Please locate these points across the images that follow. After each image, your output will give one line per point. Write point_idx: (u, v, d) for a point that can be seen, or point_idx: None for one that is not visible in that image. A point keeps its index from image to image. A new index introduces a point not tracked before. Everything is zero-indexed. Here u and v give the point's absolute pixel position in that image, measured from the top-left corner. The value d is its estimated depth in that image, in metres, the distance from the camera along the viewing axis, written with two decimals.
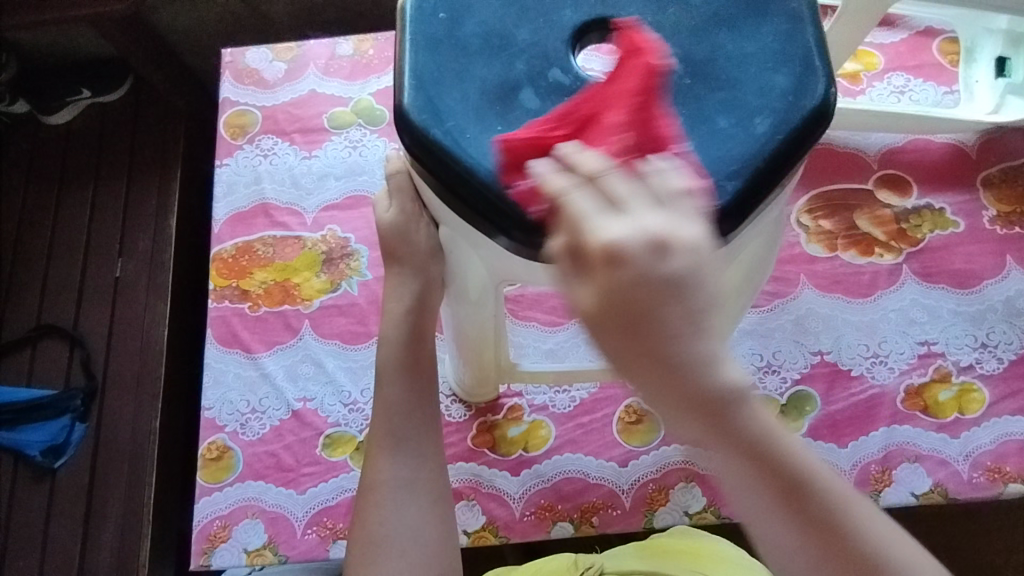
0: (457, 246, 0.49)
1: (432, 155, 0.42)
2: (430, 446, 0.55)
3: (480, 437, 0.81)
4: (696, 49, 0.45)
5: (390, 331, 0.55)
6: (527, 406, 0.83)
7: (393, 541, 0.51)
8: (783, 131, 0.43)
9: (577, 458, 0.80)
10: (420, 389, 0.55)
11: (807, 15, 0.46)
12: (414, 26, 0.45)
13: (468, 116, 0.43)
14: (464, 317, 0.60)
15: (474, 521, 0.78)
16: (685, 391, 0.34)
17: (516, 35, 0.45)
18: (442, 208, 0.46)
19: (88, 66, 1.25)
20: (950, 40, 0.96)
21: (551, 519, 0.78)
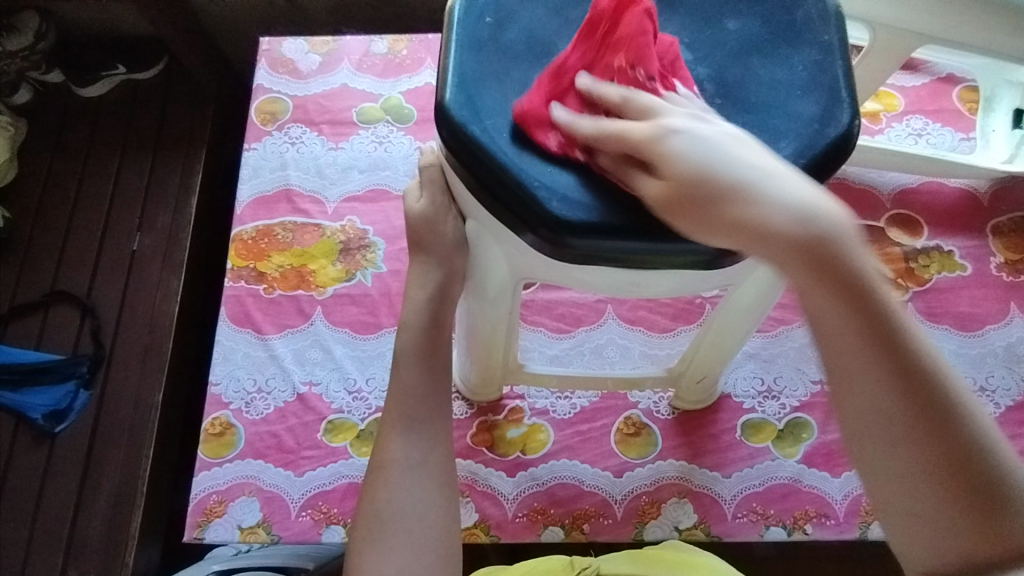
0: (482, 240, 0.51)
1: (469, 150, 0.44)
2: (442, 432, 0.56)
3: (480, 436, 0.82)
4: (729, 71, 0.47)
5: (410, 318, 0.56)
6: (528, 409, 0.84)
7: (398, 519, 0.52)
8: (806, 156, 0.44)
9: (573, 464, 0.81)
10: (433, 379, 0.57)
11: (838, 49, 0.48)
12: (460, 27, 0.47)
13: (506, 117, 0.44)
14: (479, 313, 0.61)
15: (467, 518, 0.79)
16: (761, 203, 0.38)
17: (559, 45, 0.47)
18: (472, 202, 0.47)
19: (125, 43, 1.28)
20: (970, 89, 0.98)
21: (542, 523, 0.78)
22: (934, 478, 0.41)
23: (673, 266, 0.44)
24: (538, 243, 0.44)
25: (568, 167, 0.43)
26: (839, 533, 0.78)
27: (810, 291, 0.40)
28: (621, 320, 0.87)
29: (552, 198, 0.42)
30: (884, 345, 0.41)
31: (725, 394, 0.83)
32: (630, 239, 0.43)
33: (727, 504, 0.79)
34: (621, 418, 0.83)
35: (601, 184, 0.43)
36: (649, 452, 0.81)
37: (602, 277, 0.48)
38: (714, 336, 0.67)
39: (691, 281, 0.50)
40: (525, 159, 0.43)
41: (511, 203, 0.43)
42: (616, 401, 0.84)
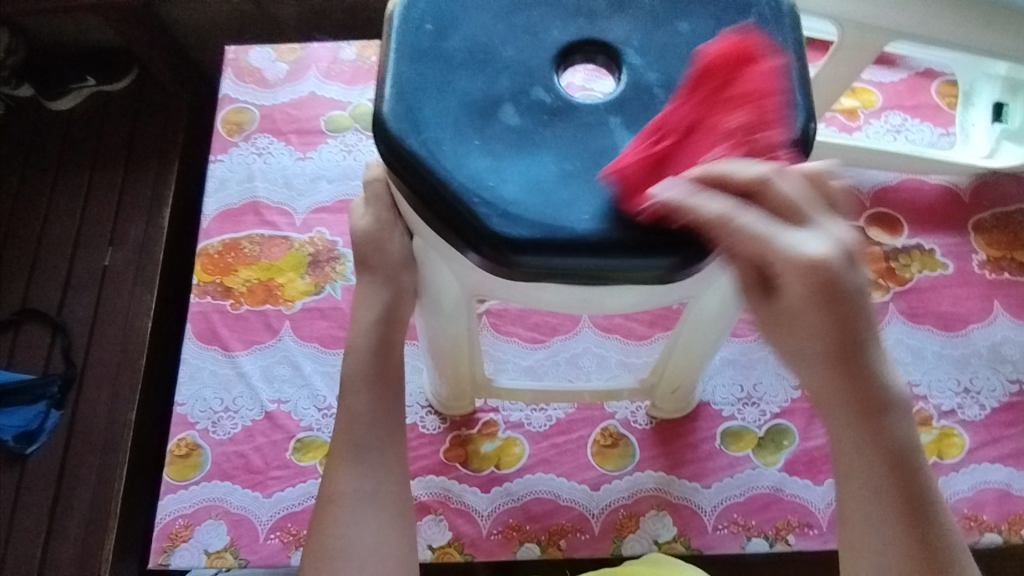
0: (429, 256, 0.50)
1: (407, 167, 0.42)
2: (395, 459, 0.55)
3: (453, 451, 0.80)
4: (679, 75, 0.45)
5: (359, 338, 0.54)
6: (503, 422, 0.82)
7: (348, 556, 0.51)
8: None
9: (549, 478, 0.79)
10: (385, 401, 0.55)
11: (791, 50, 0.46)
12: (400, 35, 0.45)
13: (447, 129, 0.43)
14: (439, 328, 0.60)
15: (440, 536, 0.77)
16: (856, 372, 0.42)
17: (503, 51, 0.45)
18: (417, 220, 0.46)
19: (94, 54, 1.26)
20: (949, 83, 0.96)
21: (517, 540, 0.76)
22: None
23: (627, 281, 0.42)
24: (483, 262, 0.42)
25: (511, 182, 0.42)
26: (823, 543, 0.76)
27: (859, 463, 0.43)
28: (597, 328, 0.84)
29: (491, 214, 0.41)
30: (918, 528, 0.43)
31: (704, 402, 0.81)
32: (575, 257, 0.41)
33: (707, 515, 0.77)
34: (598, 429, 0.81)
35: (544, 199, 0.41)
36: (627, 464, 0.79)
37: (555, 294, 0.47)
38: (684, 346, 0.65)
39: (649, 294, 0.48)
40: (464, 174, 0.42)
41: (451, 221, 0.42)
42: (592, 411, 0.82)
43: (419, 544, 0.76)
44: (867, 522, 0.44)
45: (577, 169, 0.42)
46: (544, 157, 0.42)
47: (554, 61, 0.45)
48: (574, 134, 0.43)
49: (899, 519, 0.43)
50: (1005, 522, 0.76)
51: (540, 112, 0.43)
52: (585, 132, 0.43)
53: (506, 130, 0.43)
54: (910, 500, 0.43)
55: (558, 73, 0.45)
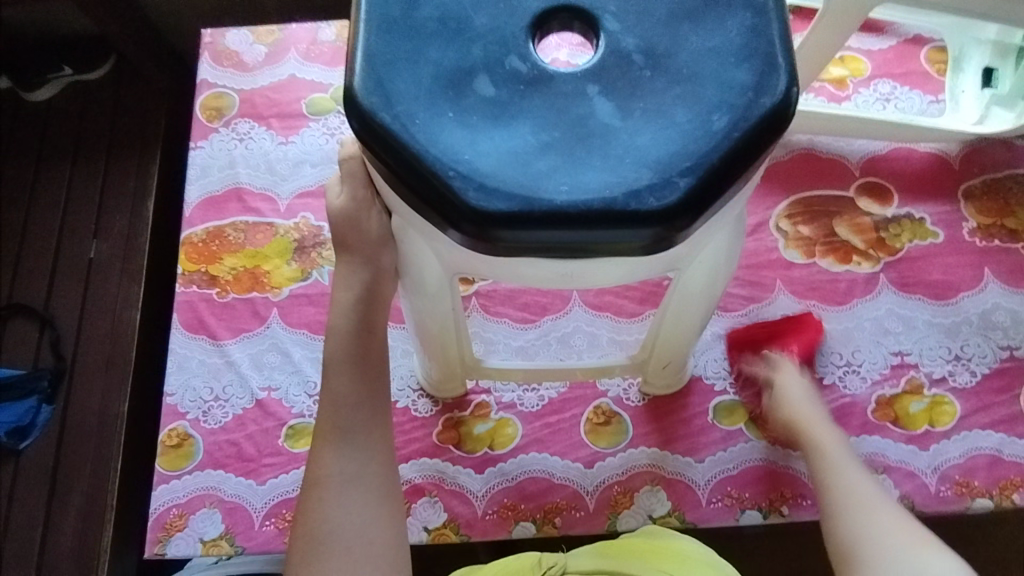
0: (408, 235, 0.50)
1: (381, 141, 0.41)
2: (379, 440, 0.57)
3: (445, 434, 0.80)
4: (657, 40, 0.44)
5: (340, 320, 0.57)
6: (495, 403, 0.81)
7: (335, 538, 0.54)
8: (740, 128, 0.42)
9: (542, 457, 0.79)
10: (367, 380, 0.58)
11: (773, 10, 0.45)
12: (370, 7, 0.44)
13: (420, 101, 0.42)
14: (424, 309, 0.59)
15: (435, 518, 0.77)
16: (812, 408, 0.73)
17: (476, 19, 0.44)
18: (395, 198, 0.45)
19: (68, 42, 1.23)
20: (938, 49, 0.95)
21: (513, 519, 0.76)
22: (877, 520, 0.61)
23: (611, 253, 0.42)
24: (464, 239, 0.42)
25: (487, 154, 0.41)
26: (816, 514, 0.76)
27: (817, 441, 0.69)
28: (587, 307, 0.84)
29: (467, 187, 0.40)
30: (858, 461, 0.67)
31: (695, 377, 0.81)
32: (554, 229, 0.40)
33: (700, 489, 0.77)
34: (590, 408, 0.81)
35: (522, 170, 0.40)
36: (620, 441, 0.79)
37: (537, 268, 0.46)
38: (672, 321, 0.65)
39: (634, 266, 0.47)
40: (439, 148, 0.41)
41: (427, 196, 0.41)
42: (584, 390, 0.81)
43: (413, 526, 0.76)
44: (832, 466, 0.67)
45: (555, 140, 0.41)
46: (521, 127, 0.42)
47: (530, 27, 0.44)
48: (552, 103, 0.42)
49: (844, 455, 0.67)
50: (996, 487, 0.76)
51: (516, 81, 0.43)
52: (562, 100, 0.42)
53: (481, 101, 0.42)
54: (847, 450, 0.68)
55: (534, 41, 0.44)
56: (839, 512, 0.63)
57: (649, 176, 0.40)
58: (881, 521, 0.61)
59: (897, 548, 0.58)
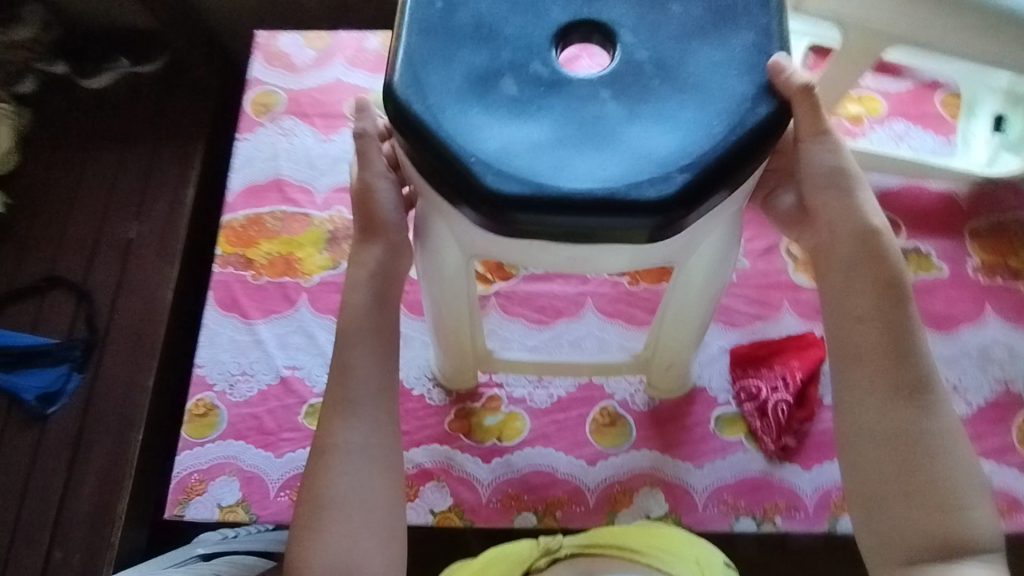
0: (430, 221, 0.57)
1: (412, 127, 0.50)
2: (385, 415, 0.61)
3: (457, 423, 0.84)
4: (667, 53, 0.53)
5: (356, 297, 0.62)
6: (506, 397, 0.85)
7: (339, 503, 0.58)
8: (734, 132, 0.50)
9: (547, 452, 0.82)
10: (383, 356, 0.62)
11: (772, 30, 0.54)
12: (416, 14, 0.54)
13: (449, 98, 0.51)
14: (441, 295, 0.65)
15: (441, 502, 0.80)
16: (865, 245, 0.60)
17: (504, 29, 0.54)
18: (422, 182, 0.53)
19: (127, 36, 1.30)
20: (953, 94, 1.00)
21: (516, 508, 0.80)
22: (900, 437, 0.56)
23: (614, 240, 0.49)
24: (477, 217, 0.49)
25: (506, 145, 0.49)
26: (809, 526, 0.79)
27: (860, 309, 0.59)
28: (600, 312, 0.88)
29: (485, 172, 0.48)
30: (912, 355, 0.58)
31: (700, 387, 0.85)
32: (558, 212, 0.48)
33: (698, 494, 0.80)
34: (597, 408, 0.84)
35: (534, 160, 0.49)
36: (623, 442, 0.82)
37: (549, 255, 0.53)
38: (672, 323, 0.70)
39: (638, 257, 0.54)
40: (464, 135, 0.49)
41: (452, 180, 0.49)
42: (592, 391, 0.85)
43: (420, 508, 0.80)
44: (870, 353, 0.59)
45: (566, 134, 0.50)
46: (534, 123, 0.50)
47: (553, 38, 0.53)
48: (565, 104, 0.51)
49: (894, 348, 0.58)
50: None
51: (534, 82, 0.52)
52: (576, 100, 0.51)
53: (503, 98, 0.51)
54: (904, 339, 0.58)
55: (555, 50, 0.53)
56: (872, 415, 0.57)
57: (649, 169, 0.48)
58: (913, 451, 0.56)
59: (919, 477, 0.55)
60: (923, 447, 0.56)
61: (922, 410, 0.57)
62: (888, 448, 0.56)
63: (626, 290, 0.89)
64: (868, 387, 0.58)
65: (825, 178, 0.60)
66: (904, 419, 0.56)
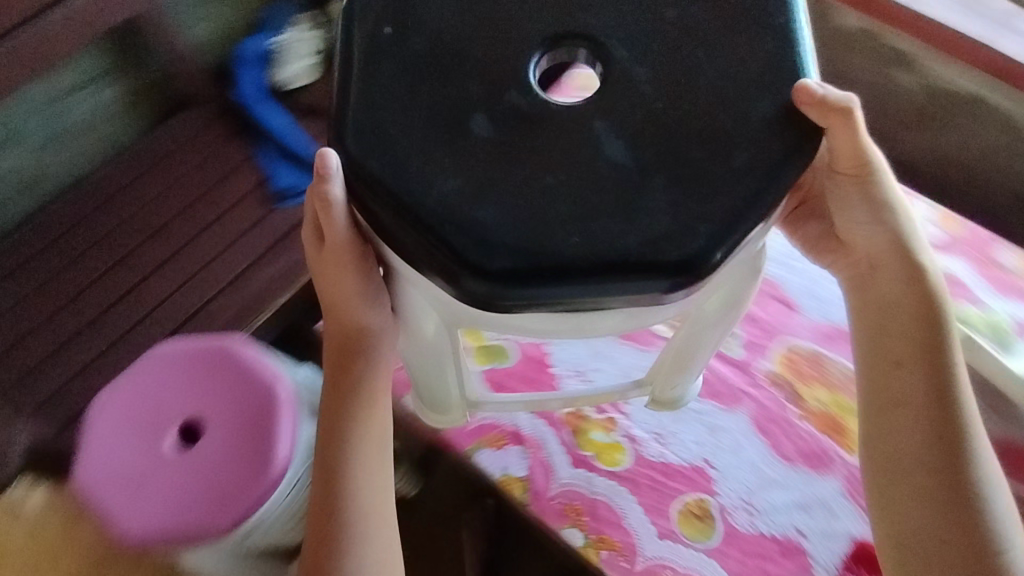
0: (413, 295, 0.62)
1: (381, 187, 0.52)
2: (379, 518, 0.70)
3: (573, 418, 0.93)
4: (678, 64, 0.55)
5: (341, 401, 0.70)
6: (624, 429, 0.92)
7: None
8: (757, 164, 0.53)
9: (627, 497, 0.88)
10: (366, 451, 0.70)
11: (790, 31, 0.57)
12: (365, 45, 0.57)
13: (411, 148, 0.53)
14: (421, 355, 0.70)
15: (516, 469, 0.91)
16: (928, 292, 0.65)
17: (471, 53, 0.56)
18: (395, 260, 0.56)
19: None
20: None
21: (571, 520, 0.88)
22: (934, 483, 0.61)
23: (625, 298, 0.51)
24: (461, 292, 0.51)
25: (485, 207, 0.52)
26: None
27: (903, 354, 0.65)
28: (751, 419, 0.91)
29: (467, 243, 0.51)
30: (952, 401, 0.63)
31: (797, 539, 0.84)
32: (545, 284, 0.50)
33: None
34: (694, 496, 0.87)
35: (519, 226, 0.51)
36: (698, 539, 0.85)
37: (540, 321, 0.55)
38: (682, 346, 0.68)
39: (629, 317, 0.56)
40: (418, 188, 0.52)
41: (431, 243, 0.51)
42: (699, 480, 0.88)
43: (498, 463, 0.92)
44: (911, 399, 0.63)
45: (554, 184, 0.52)
46: (514, 172, 0.52)
47: (539, 51, 0.56)
48: (544, 140, 0.53)
49: (936, 391, 0.63)
50: None
51: (512, 117, 0.54)
52: (570, 132, 0.53)
53: (478, 139, 0.53)
54: (943, 386, 0.63)
55: (532, 69, 0.56)
56: (903, 451, 0.63)
57: (666, 222, 0.51)
58: (940, 491, 0.61)
59: (948, 518, 0.61)
60: (953, 488, 0.61)
61: (958, 456, 0.61)
62: (921, 490, 0.62)
63: (790, 418, 0.91)
64: (904, 425, 0.63)
65: (867, 214, 0.64)
66: (938, 465, 0.62)
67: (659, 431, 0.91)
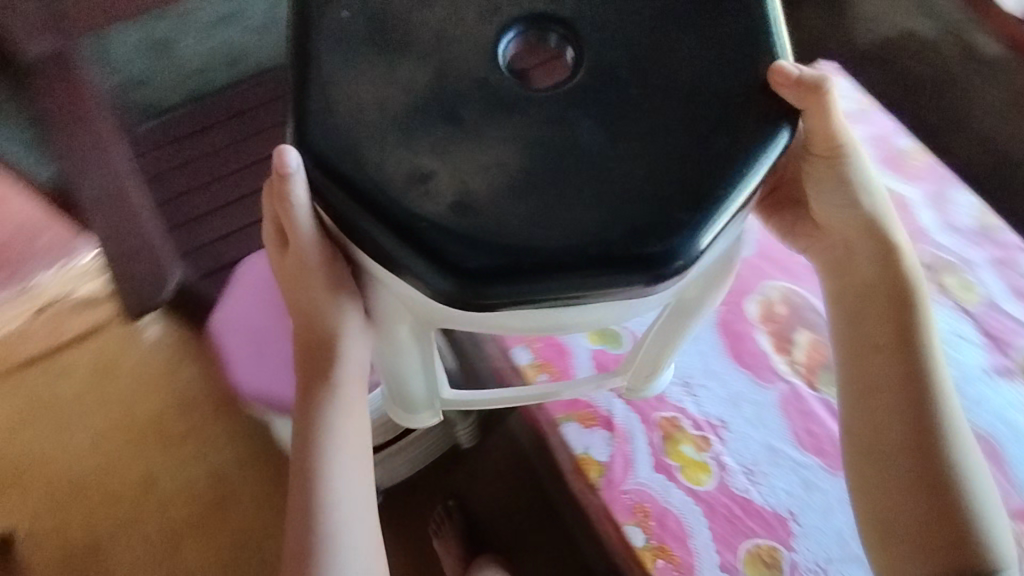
0: (385, 295, 0.64)
1: (359, 191, 0.54)
2: (364, 499, 0.74)
3: (669, 423, 1.07)
4: (655, 45, 0.56)
5: (321, 390, 0.72)
6: (714, 454, 1.06)
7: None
8: (740, 144, 0.54)
9: (690, 505, 1.02)
10: (346, 439, 0.73)
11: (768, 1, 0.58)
12: (326, 37, 0.57)
13: (384, 143, 0.54)
14: (395, 360, 0.72)
15: (601, 452, 1.06)
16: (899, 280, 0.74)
17: (439, 36, 0.56)
18: (368, 260, 0.57)
19: None
20: None
21: (637, 518, 1.01)
22: (919, 476, 0.72)
23: (613, 291, 0.52)
24: (445, 288, 0.52)
25: (463, 201, 0.53)
26: None
27: (889, 349, 0.74)
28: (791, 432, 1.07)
29: (450, 244, 0.52)
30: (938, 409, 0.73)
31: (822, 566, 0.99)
32: (532, 281, 0.51)
33: None
34: (760, 539, 1.00)
35: (498, 222, 0.52)
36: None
37: (527, 320, 0.56)
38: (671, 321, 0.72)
39: (608, 311, 0.57)
40: (393, 190, 0.53)
41: (415, 249, 0.52)
42: (765, 513, 1.02)
43: (582, 442, 1.06)
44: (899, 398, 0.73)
45: (527, 178, 0.53)
46: (481, 159, 0.53)
47: (502, 33, 0.56)
48: (515, 126, 0.54)
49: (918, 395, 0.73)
50: None
51: (480, 99, 0.55)
52: (542, 117, 0.54)
53: (445, 124, 0.54)
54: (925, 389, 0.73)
55: (501, 46, 0.56)
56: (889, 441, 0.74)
57: (648, 211, 0.52)
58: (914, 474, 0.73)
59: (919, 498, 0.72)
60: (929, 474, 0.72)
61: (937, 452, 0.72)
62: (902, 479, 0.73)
63: (824, 427, 1.07)
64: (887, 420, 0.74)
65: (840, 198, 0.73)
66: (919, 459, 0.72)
67: (749, 468, 1.05)
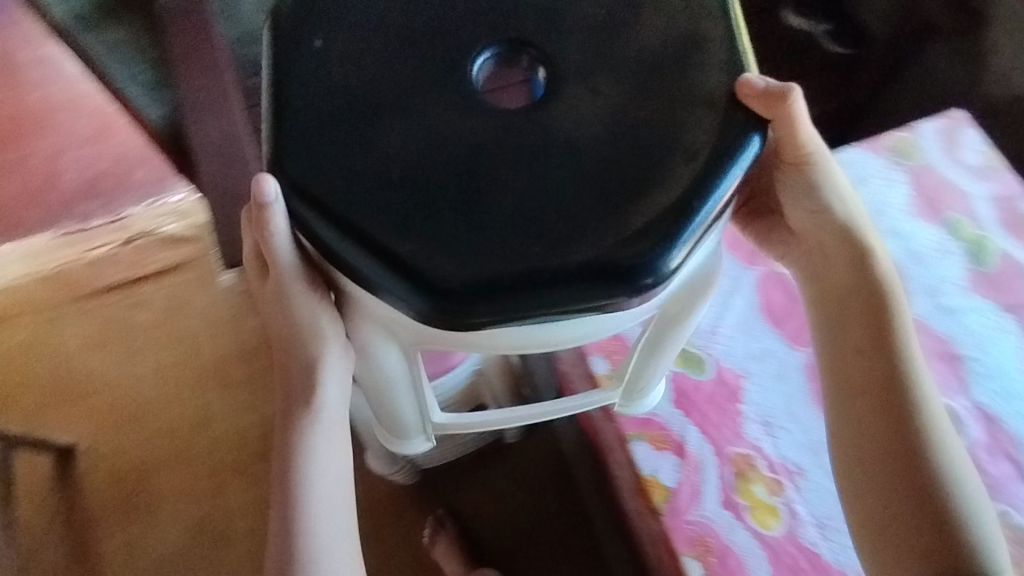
0: (363, 317, 0.64)
1: (327, 205, 0.56)
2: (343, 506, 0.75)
3: (741, 460, 1.01)
4: (609, 81, 0.59)
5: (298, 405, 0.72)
6: (786, 501, 0.98)
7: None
8: (696, 158, 0.57)
9: (754, 547, 0.95)
10: (332, 449, 0.73)
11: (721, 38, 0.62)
12: (298, 59, 0.61)
13: (354, 153, 0.58)
14: (375, 378, 0.73)
15: (667, 478, 1.00)
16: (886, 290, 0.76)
17: (412, 58, 0.61)
18: (350, 284, 0.59)
19: None
20: None
21: (698, 551, 0.95)
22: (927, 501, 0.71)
23: (582, 305, 0.54)
24: (421, 308, 0.54)
25: (428, 212, 0.55)
26: None
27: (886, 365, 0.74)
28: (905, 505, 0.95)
29: (418, 257, 0.54)
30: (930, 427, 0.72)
31: None
32: (507, 297, 0.53)
33: None
34: None
35: (460, 236, 0.55)
36: None
37: (509, 336, 0.58)
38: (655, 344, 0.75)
39: (592, 326, 0.59)
40: (363, 200, 0.56)
41: (391, 260, 0.55)
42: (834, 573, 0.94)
43: (647, 464, 1.01)
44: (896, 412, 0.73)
45: (483, 193, 0.56)
46: (447, 168, 0.57)
47: (475, 57, 0.60)
48: (468, 145, 0.57)
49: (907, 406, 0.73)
50: None
51: (450, 113, 0.58)
52: (504, 137, 0.57)
53: (413, 135, 0.58)
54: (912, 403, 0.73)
55: (477, 68, 0.60)
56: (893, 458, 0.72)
57: (608, 225, 0.55)
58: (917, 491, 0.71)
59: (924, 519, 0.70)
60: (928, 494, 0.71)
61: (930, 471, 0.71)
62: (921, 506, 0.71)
63: None
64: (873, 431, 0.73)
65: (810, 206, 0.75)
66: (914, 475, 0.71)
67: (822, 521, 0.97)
